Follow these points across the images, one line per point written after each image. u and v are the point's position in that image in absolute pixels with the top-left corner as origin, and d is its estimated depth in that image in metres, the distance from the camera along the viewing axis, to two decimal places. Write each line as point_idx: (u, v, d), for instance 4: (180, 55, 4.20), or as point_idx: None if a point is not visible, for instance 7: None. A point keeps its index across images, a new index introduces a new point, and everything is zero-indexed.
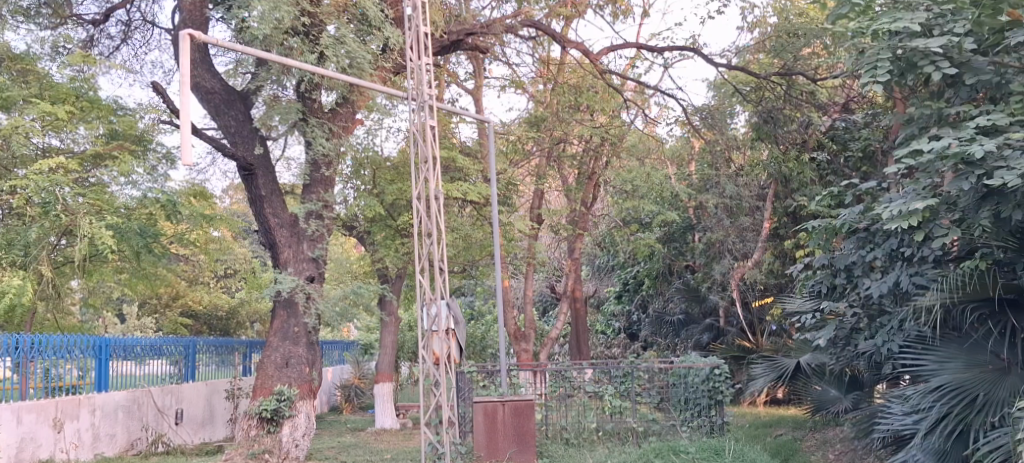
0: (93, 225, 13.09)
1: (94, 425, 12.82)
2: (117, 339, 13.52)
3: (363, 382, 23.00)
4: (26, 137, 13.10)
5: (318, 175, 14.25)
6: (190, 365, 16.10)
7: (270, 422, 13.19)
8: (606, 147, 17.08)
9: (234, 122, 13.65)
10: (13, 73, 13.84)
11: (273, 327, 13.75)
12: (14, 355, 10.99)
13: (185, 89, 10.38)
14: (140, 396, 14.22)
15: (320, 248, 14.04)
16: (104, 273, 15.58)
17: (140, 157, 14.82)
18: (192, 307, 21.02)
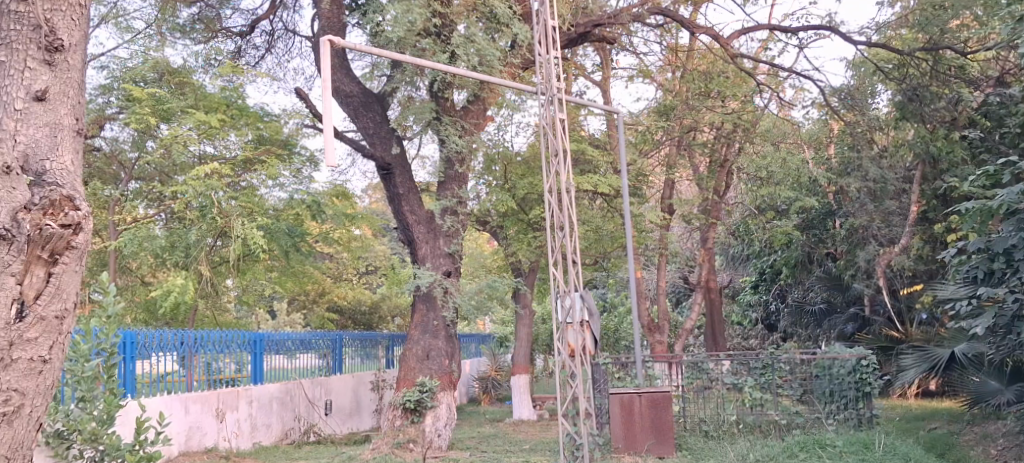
0: (246, 226, 13.88)
1: (252, 415, 13.61)
2: (271, 334, 14.25)
3: (500, 374, 23.35)
4: (185, 146, 14.00)
5: (453, 172, 14.47)
6: (337, 358, 16.79)
7: (413, 413, 13.57)
8: (739, 132, 16.83)
9: (372, 123, 14.14)
10: (171, 86, 14.84)
11: (414, 322, 14.21)
12: (181, 350, 11.75)
13: (327, 95, 10.84)
14: (292, 388, 14.97)
15: (455, 244, 14.37)
16: (257, 272, 16.43)
17: (286, 161, 15.52)
18: (337, 302, 21.84)
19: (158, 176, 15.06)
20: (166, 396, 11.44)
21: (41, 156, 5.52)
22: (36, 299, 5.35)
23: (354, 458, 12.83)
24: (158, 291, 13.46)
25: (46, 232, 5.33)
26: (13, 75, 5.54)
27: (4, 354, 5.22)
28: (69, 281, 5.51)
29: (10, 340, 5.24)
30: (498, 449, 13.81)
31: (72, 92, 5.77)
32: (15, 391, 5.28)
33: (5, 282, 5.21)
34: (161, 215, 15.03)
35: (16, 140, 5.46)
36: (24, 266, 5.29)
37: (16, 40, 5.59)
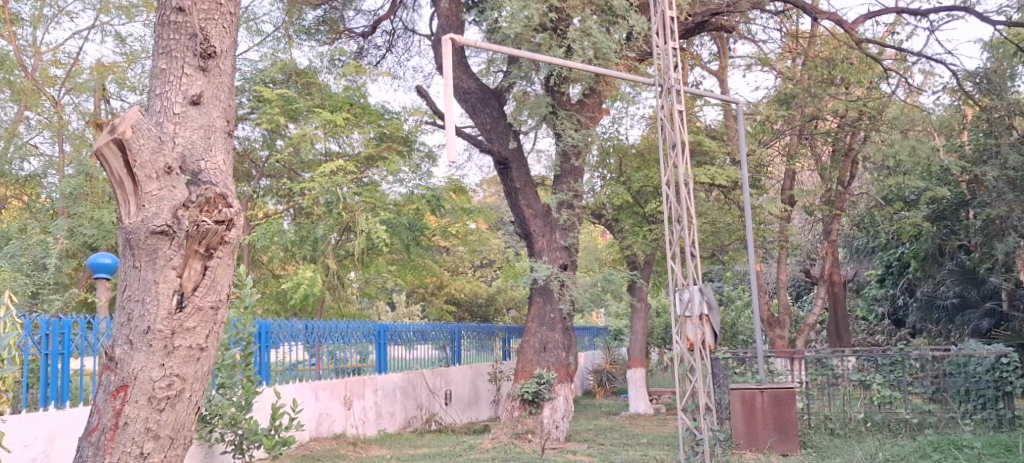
0: (370, 221, 14.30)
1: (376, 404, 14.08)
2: (393, 325, 14.68)
3: (614, 367, 23.30)
4: (312, 144, 14.61)
5: (568, 166, 14.49)
6: (456, 349, 17.12)
7: (531, 404, 13.65)
8: (864, 120, 16.11)
9: (490, 119, 14.37)
10: (298, 86, 15.48)
11: (531, 314, 14.41)
12: (310, 339, 12.21)
13: (448, 92, 11.08)
14: (414, 378, 15.39)
15: (571, 237, 14.36)
16: (379, 265, 16.91)
17: (406, 156, 15.88)
18: (455, 295, 22.23)
19: (286, 173, 15.65)
20: (297, 383, 11.94)
21: (197, 157, 5.85)
22: (194, 291, 5.66)
23: (475, 447, 13.00)
24: (288, 283, 14.05)
25: (202, 228, 5.62)
26: (171, 81, 5.94)
27: (166, 342, 5.57)
28: (223, 275, 5.77)
29: (172, 329, 5.59)
30: (616, 442, 13.78)
31: (224, 96, 6.12)
32: (177, 377, 5.62)
33: (167, 275, 5.58)
34: (289, 211, 15.72)
35: (175, 141, 5.82)
36: (182, 260, 5.62)
37: (174, 48, 5.96)
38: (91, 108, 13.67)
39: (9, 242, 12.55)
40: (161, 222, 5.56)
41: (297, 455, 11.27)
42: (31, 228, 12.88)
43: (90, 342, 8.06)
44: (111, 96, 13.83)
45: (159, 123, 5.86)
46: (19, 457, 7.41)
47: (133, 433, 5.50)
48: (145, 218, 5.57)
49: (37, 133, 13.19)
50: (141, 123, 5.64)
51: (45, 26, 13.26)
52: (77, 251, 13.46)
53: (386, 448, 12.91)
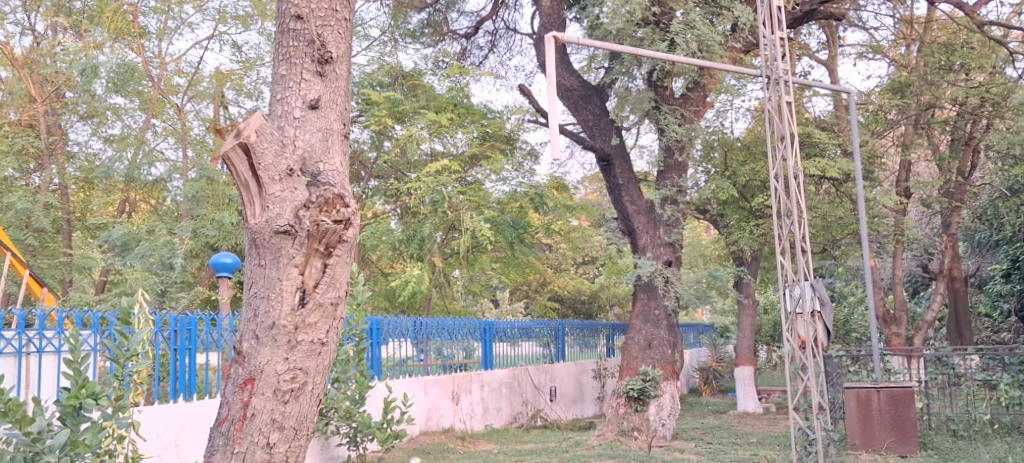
0: (474, 219, 14.46)
1: (483, 399, 14.26)
2: (499, 322, 14.84)
3: (720, 365, 22.92)
4: (418, 145, 14.89)
5: (672, 161, 14.28)
6: (561, 345, 17.16)
7: (637, 401, 13.57)
8: (987, 106, 15.27)
9: (592, 115, 14.36)
10: (404, 89, 15.80)
11: (636, 311, 14.33)
12: (418, 335, 12.47)
13: (551, 90, 11.12)
14: (519, 374, 15.52)
15: (676, 232, 14.10)
16: (483, 263, 17.09)
17: (509, 155, 15.98)
18: (558, 292, 22.27)
19: (393, 174, 16.07)
20: (407, 378, 12.20)
21: (316, 159, 6.08)
22: (315, 288, 5.87)
23: (581, 444, 12.99)
24: (397, 281, 14.37)
25: (322, 227, 5.82)
26: (292, 86, 6.18)
27: (290, 337, 5.80)
28: (342, 273, 5.97)
29: (295, 324, 5.81)
30: (725, 441, 13.55)
31: (340, 99, 6.33)
32: (300, 370, 5.84)
33: (290, 273, 5.82)
34: (395, 211, 16.02)
35: (295, 144, 6.06)
36: (304, 258, 5.84)
37: (293, 55, 6.19)
38: (211, 114, 14.27)
39: (139, 243, 13.21)
40: (284, 222, 5.79)
41: (407, 448, 11.50)
42: (158, 230, 13.52)
43: (214, 338, 8.50)
44: (229, 102, 14.42)
45: (280, 127, 6.10)
46: (154, 446, 7.79)
47: (260, 424, 5.74)
48: (269, 218, 5.82)
49: (162, 139, 13.83)
50: (265, 127, 5.89)
51: (169, 37, 13.92)
52: (200, 251, 14.09)
53: (493, 443, 13.06)
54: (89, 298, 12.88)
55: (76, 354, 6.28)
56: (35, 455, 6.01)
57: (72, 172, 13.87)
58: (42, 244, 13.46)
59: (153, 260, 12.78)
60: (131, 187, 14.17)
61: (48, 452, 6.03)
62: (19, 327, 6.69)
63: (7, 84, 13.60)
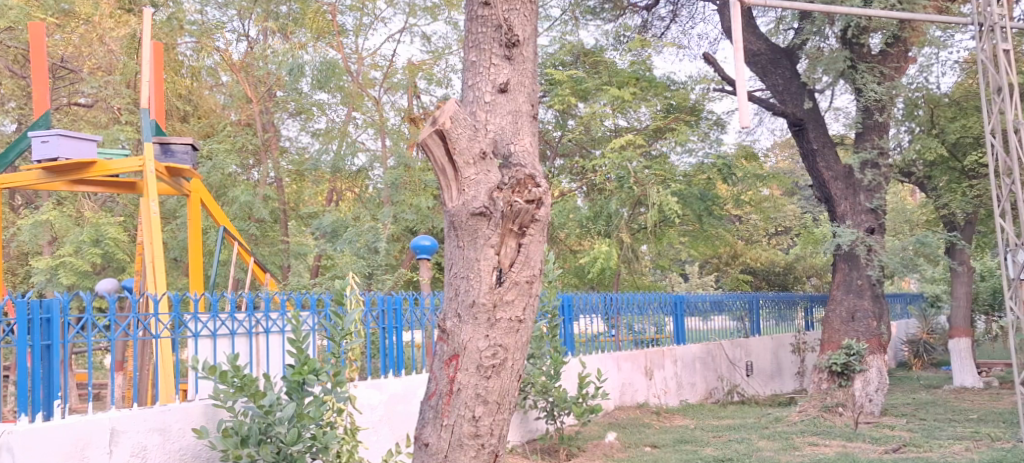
0: (661, 193, 14.28)
1: (677, 374, 14.19)
2: (691, 296, 14.64)
3: (932, 337, 21.59)
4: (602, 121, 14.91)
5: (872, 122, 13.42)
6: (757, 320, 16.70)
7: (840, 376, 13.12)
8: None
9: (781, 80, 13.84)
10: (586, 66, 15.73)
11: (836, 281, 13.70)
12: (609, 311, 12.56)
13: (738, 57, 10.78)
14: (714, 349, 15.28)
15: (879, 198, 13.36)
16: (672, 237, 16.89)
17: (695, 126, 15.66)
18: (751, 265, 21.68)
19: (578, 151, 16.26)
20: (600, 354, 12.28)
21: (507, 141, 6.23)
22: (510, 267, 6.02)
23: (782, 420, 12.61)
24: (586, 258, 14.47)
25: (515, 207, 5.95)
26: (482, 72, 6.36)
27: (489, 315, 5.97)
28: (537, 251, 6.08)
29: (493, 302, 5.98)
30: (942, 418, 12.77)
31: (528, 81, 6.43)
32: (500, 346, 5.99)
33: (487, 253, 6.00)
34: (581, 189, 16.03)
35: (487, 128, 6.23)
36: (500, 238, 6.01)
37: (482, 41, 6.35)
38: (406, 104, 14.91)
39: (347, 229, 14.05)
40: (479, 204, 5.99)
41: (603, 422, 11.63)
42: (363, 216, 14.34)
43: (418, 317, 8.90)
44: (421, 91, 15.01)
45: (472, 111, 6.31)
46: (370, 418, 8.36)
47: (465, 399, 5.94)
48: (466, 201, 6.04)
49: (363, 131, 14.66)
50: (459, 113, 6.09)
51: (365, 33, 14.62)
52: (401, 235, 14.80)
53: (689, 418, 12.94)
54: (306, 282, 13.83)
55: (298, 333, 6.79)
56: (268, 426, 6.64)
57: (285, 166, 14.89)
58: (263, 234, 14.60)
59: (360, 244, 13.54)
60: (337, 177, 15.04)
61: (279, 424, 6.62)
62: (248, 310, 7.27)
63: (226, 88, 14.79)
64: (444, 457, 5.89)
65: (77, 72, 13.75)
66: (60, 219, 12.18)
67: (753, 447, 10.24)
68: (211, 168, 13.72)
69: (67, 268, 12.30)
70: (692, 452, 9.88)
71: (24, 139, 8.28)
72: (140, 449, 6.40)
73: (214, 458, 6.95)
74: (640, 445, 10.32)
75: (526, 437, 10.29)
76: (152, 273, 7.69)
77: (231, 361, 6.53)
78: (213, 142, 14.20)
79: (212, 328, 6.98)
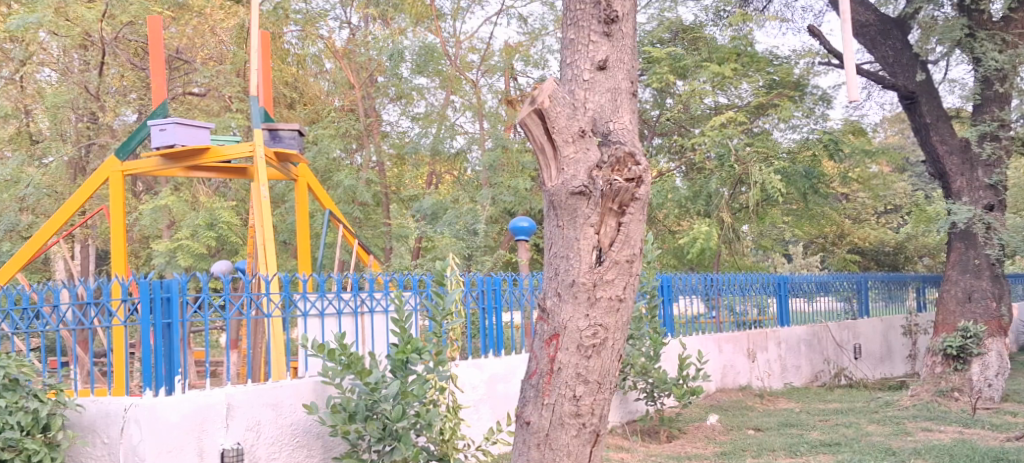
0: (763, 171, 13.98)
1: (781, 357, 13.91)
2: (795, 277, 14.31)
3: None
4: (701, 99, 14.66)
5: (991, 93, 12.77)
6: (865, 300, 16.19)
7: (956, 360, 12.61)
8: None
9: (892, 51, 13.31)
10: (685, 43, 15.49)
11: (951, 260, 13.13)
12: (709, 292, 12.37)
13: (846, 28, 10.44)
14: (819, 331, 14.91)
15: (999, 172, 12.72)
16: (775, 217, 16.53)
17: (799, 102, 15.23)
18: (859, 245, 20.99)
19: (677, 130, 15.89)
20: (701, 336, 12.14)
21: (606, 119, 5.87)
22: (610, 246, 5.64)
23: (892, 404, 12.19)
24: (685, 238, 14.30)
25: (614, 186, 5.58)
26: (580, 50, 5.99)
27: (589, 294, 5.60)
28: (638, 230, 5.69)
29: (593, 281, 5.61)
30: None
31: (628, 58, 6.03)
32: (601, 326, 5.62)
33: (586, 232, 5.65)
34: (680, 168, 15.83)
35: (585, 106, 5.88)
36: (599, 217, 5.65)
37: (581, 18, 6.00)
38: (503, 86, 14.98)
39: (446, 211, 14.28)
40: (578, 183, 5.66)
41: (705, 404, 11.51)
42: (463, 198, 14.49)
43: (517, 297, 8.99)
44: (518, 73, 15.05)
45: (571, 90, 5.95)
46: (471, 397, 8.50)
47: (566, 378, 5.59)
48: (565, 180, 5.71)
49: (462, 114, 14.86)
50: (557, 91, 5.77)
51: (462, 17, 14.75)
52: (500, 217, 14.91)
53: (794, 401, 12.67)
54: (408, 264, 14.12)
55: (401, 313, 6.94)
56: (374, 403, 6.81)
57: (387, 149, 15.19)
58: (367, 216, 14.96)
59: (459, 226, 13.74)
60: (436, 160, 15.23)
61: (384, 401, 6.80)
62: (353, 290, 7.50)
63: (331, 75, 15.19)
64: (546, 437, 5.56)
65: (191, 63, 14.23)
66: (178, 204, 12.73)
67: (862, 432, 9.96)
68: (317, 153, 14.11)
69: (184, 250, 12.85)
70: (798, 435, 9.67)
71: (143, 127, 8.68)
72: (255, 423, 6.68)
73: (324, 432, 7.22)
74: (743, 428, 10.17)
75: (626, 418, 10.32)
76: (263, 254, 7.97)
77: (338, 340, 6.75)
78: (319, 128, 14.59)
79: (320, 307, 7.20)
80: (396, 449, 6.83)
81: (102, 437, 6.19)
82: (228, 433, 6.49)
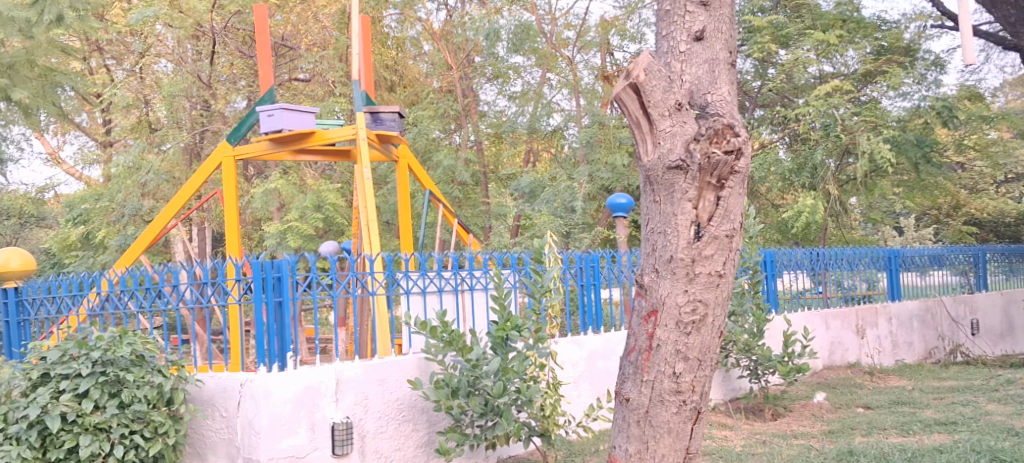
0: (872, 141, 13.52)
1: (892, 333, 13.48)
2: (907, 250, 13.81)
3: None
4: (805, 68, 14.21)
5: None
6: (983, 274, 15.50)
7: None
8: None
9: (1013, 10, 12.50)
10: (788, 11, 15.03)
11: None
12: (815, 266, 12.05)
13: None
14: (933, 306, 14.37)
15: None
16: (884, 188, 15.96)
17: (909, 67, 14.63)
18: (976, 216, 20.07)
19: (779, 101, 15.40)
20: (806, 311, 11.87)
21: (704, 91, 5.51)
22: (709, 221, 5.34)
23: (1013, 382, 11.65)
24: (790, 212, 13.97)
25: (713, 159, 5.26)
26: (676, 20, 5.63)
27: (688, 270, 5.35)
28: (737, 204, 5.37)
29: (692, 257, 5.35)
30: None
31: (726, 27, 5.62)
32: (700, 302, 5.36)
33: (684, 207, 5.36)
34: (783, 140, 15.44)
35: (682, 79, 5.53)
36: (697, 192, 5.35)
37: None
38: (599, 62, 14.85)
39: (544, 189, 14.34)
40: (675, 157, 5.37)
41: (812, 382, 11.27)
42: (559, 176, 14.44)
43: (616, 274, 8.96)
44: (614, 48, 14.92)
45: (667, 63, 5.62)
46: (571, 373, 8.56)
47: (666, 355, 5.37)
48: (661, 154, 5.43)
49: (558, 92, 14.83)
50: (653, 64, 5.45)
51: None
52: (598, 194, 14.87)
53: (906, 379, 12.26)
54: (507, 241, 14.25)
55: (501, 291, 7.04)
56: (476, 379, 6.95)
57: (485, 129, 15.35)
58: (466, 196, 15.15)
59: (557, 204, 13.81)
60: (533, 138, 15.26)
61: (486, 377, 6.93)
62: (453, 268, 7.62)
63: (429, 57, 15.39)
64: (645, 413, 5.39)
65: (296, 49, 14.62)
66: (287, 187, 13.14)
67: (980, 411, 9.58)
68: (417, 134, 14.36)
69: (293, 232, 13.29)
70: (911, 414, 9.38)
71: (252, 114, 9.00)
72: (363, 398, 6.92)
73: (428, 408, 7.40)
74: (852, 407, 9.93)
75: (728, 395, 10.24)
76: (367, 234, 8.18)
77: (439, 317, 6.88)
78: (418, 110, 14.83)
79: (422, 285, 7.36)
80: (498, 425, 6.98)
81: (221, 411, 6.55)
82: (338, 407, 6.74)
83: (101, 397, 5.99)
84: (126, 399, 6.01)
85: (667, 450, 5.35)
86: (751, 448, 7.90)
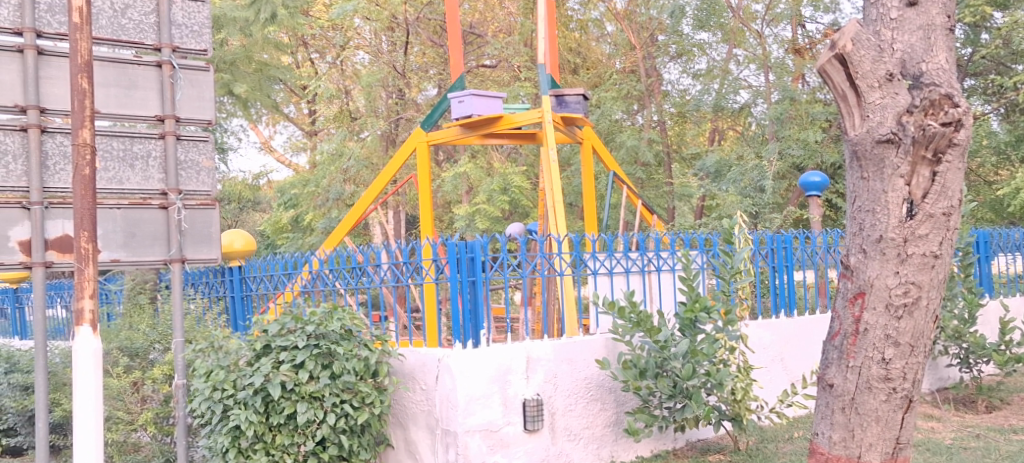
0: None
1: None
2: None
3: None
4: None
5: None
6: None
7: None
8: None
9: None
10: None
11: None
12: None
13: None
14: None
15: None
16: None
17: None
18: None
19: (994, 68, 14.35)
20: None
21: (918, 60, 5.14)
22: (924, 198, 5.02)
23: None
24: (1006, 189, 12.91)
25: (929, 131, 4.92)
26: None
27: (899, 250, 5.05)
28: (955, 180, 5.03)
29: (904, 237, 5.05)
30: None
31: None
32: (913, 284, 5.06)
33: (895, 184, 5.05)
34: (997, 111, 14.32)
35: (893, 47, 5.18)
36: (910, 168, 5.03)
37: None
38: (790, 34, 14.27)
39: (731, 168, 14.16)
40: (886, 130, 5.04)
41: None
42: (748, 155, 14.18)
43: (809, 255, 8.63)
44: (807, 19, 14.33)
45: (876, 32, 5.28)
46: (763, 357, 8.33)
47: (873, 340, 5.11)
48: (870, 128, 5.10)
49: (746, 67, 14.51)
50: (861, 32, 5.12)
51: None
52: (788, 172, 14.36)
53: None
54: (693, 222, 14.06)
55: (689, 271, 6.93)
56: (664, 360, 6.92)
57: (668, 108, 14.97)
58: (650, 177, 14.98)
59: (745, 184, 13.59)
60: (719, 116, 14.88)
61: (675, 358, 6.87)
62: (640, 250, 7.61)
63: (612, 37, 15.46)
64: (851, 400, 5.17)
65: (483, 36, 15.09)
66: (475, 171, 13.52)
67: None
68: (600, 116, 14.39)
69: (481, 214, 13.65)
70: None
71: (444, 100, 9.29)
72: (553, 376, 7.04)
73: (616, 387, 7.45)
74: None
75: (936, 385, 9.65)
76: (554, 214, 8.29)
77: (628, 298, 6.87)
78: (601, 91, 14.81)
79: (609, 266, 7.38)
80: (687, 407, 6.89)
81: (421, 384, 6.86)
82: (529, 384, 6.88)
83: (315, 368, 6.41)
84: (337, 371, 6.41)
85: (874, 440, 5.12)
86: (963, 442, 7.40)
